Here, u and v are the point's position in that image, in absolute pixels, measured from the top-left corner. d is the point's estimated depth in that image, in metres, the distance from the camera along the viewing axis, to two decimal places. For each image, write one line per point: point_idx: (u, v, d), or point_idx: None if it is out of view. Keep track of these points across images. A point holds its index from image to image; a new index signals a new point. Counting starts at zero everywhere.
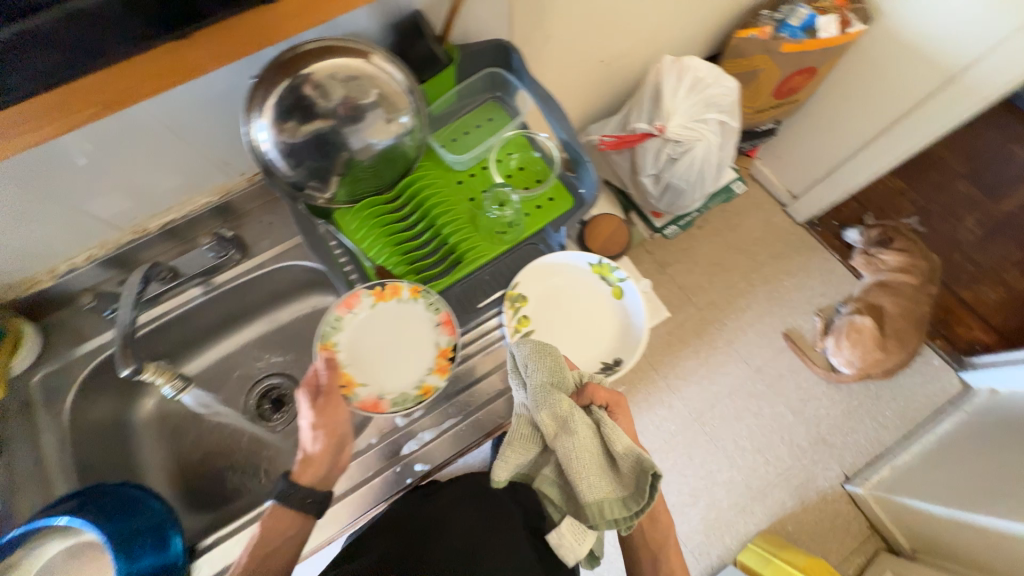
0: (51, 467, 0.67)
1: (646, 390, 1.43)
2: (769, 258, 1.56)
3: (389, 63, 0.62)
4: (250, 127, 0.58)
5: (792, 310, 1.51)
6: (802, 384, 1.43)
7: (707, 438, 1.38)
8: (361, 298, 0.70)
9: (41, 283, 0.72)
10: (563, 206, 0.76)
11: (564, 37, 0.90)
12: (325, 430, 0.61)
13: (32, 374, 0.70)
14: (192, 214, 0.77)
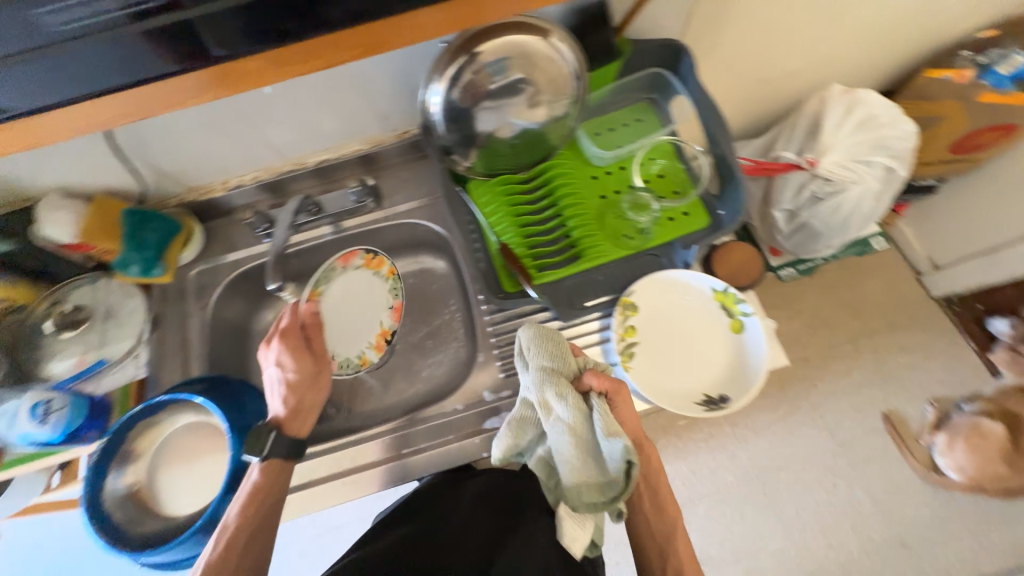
0: (193, 350, 0.77)
1: (708, 432, 1.27)
2: (888, 328, 1.33)
3: (566, 45, 0.60)
4: (427, 88, 0.61)
5: (900, 389, 1.28)
6: (892, 474, 1.21)
7: (764, 499, 1.20)
8: (356, 256, 0.86)
9: (215, 191, 0.82)
10: (697, 224, 0.72)
11: (731, 49, 0.86)
12: (316, 386, 0.69)
13: (191, 267, 0.81)
14: (345, 157, 0.84)
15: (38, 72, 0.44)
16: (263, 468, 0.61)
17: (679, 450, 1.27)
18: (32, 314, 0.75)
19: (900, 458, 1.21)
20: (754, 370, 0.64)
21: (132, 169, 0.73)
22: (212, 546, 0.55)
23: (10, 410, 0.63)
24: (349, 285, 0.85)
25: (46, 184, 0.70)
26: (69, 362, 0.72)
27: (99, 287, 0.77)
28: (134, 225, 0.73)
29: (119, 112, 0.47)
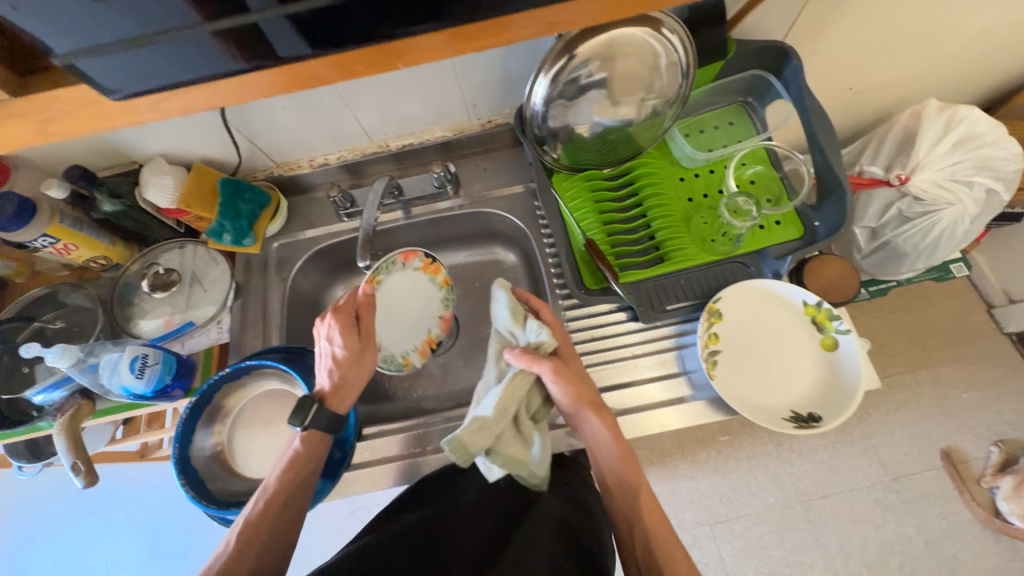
0: (270, 320, 0.80)
1: (751, 449, 1.22)
2: (952, 359, 1.25)
3: (678, 37, 0.56)
4: (533, 82, 0.58)
5: (963, 427, 1.20)
6: (949, 516, 1.14)
7: (806, 526, 1.15)
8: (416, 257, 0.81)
9: (301, 168, 0.84)
10: (789, 233, 0.70)
11: (837, 61, 0.81)
12: (361, 365, 0.65)
13: (273, 240, 0.84)
14: (427, 143, 0.84)
15: (153, 59, 0.33)
16: (304, 437, 0.61)
17: (717, 463, 1.22)
18: (127, 274, 0.78)
19: (956, 498, 1.14)
20: (848, 389, 0.62)
21: (232, 141, 0.75)
22: (253, 503, 0.57)
23: (112, 359, 0.64)
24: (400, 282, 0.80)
25: (152, 150, 0.73)
26: (158, 322, 0.75)
27: (187, 252, 0.80)
28: (229, 196, 0.76)
29: (212, 106, 0.38)
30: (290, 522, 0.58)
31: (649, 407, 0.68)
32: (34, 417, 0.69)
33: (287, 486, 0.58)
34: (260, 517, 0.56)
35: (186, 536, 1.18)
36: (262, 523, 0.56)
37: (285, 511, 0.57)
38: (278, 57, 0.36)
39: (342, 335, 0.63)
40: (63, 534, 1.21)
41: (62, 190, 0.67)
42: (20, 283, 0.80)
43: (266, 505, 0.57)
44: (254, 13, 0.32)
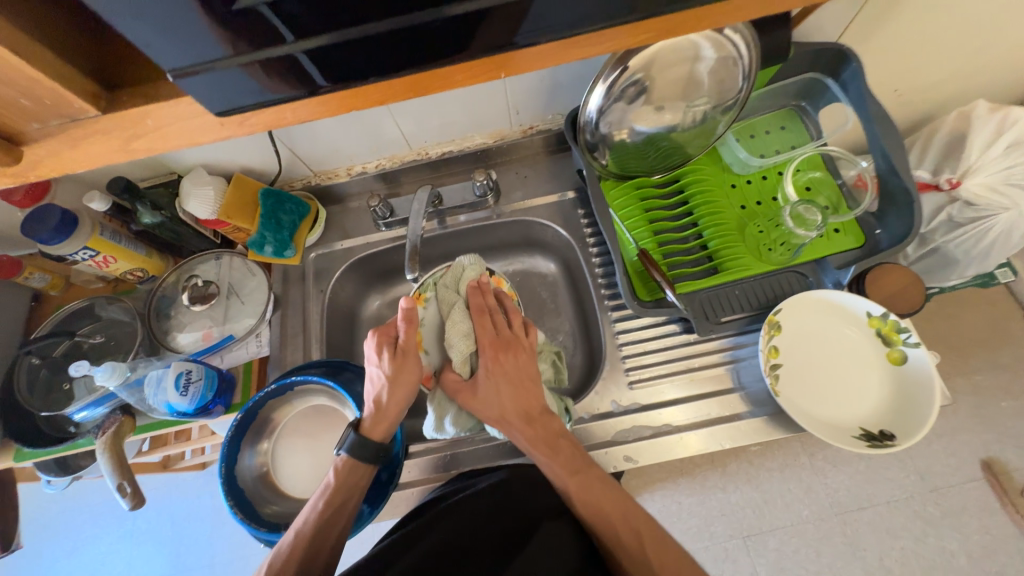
0: (311, 334, 0.78)
1: (783, 458, 1.05)
2: (985, 366, 1.08)
3: (740, 41, 0.53)
4: (589, 92, 0.57)
5: (1003, 436, 1.02)
6: (992, 534, 0.96)
7: (843, 540, 0.99)
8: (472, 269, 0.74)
9: (338, 177, 0.83)
10: (849, 242, 0.68)
11: (894, 70, 0.78)
12: (400, 387, 0.59)
13: (310, 251, 0.83)
14: (467, 150, 0.82)
15: (221, 83, 0.31)
16: (346, 462, 0.58)
17: (750, 473, 1.06)
18: (164, 285, 0.76)
19: (1000, 512, 0.97)
20: (922, 403, 0.59)
21: (274, 151, 0.73)
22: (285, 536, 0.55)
23: (156, 376, 0.63)
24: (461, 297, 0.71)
25: (192, 161, 0.72)
26: (196, 335, 0.73)
27: (224, 263, 0.78)
28: (270, 208, 0.74)
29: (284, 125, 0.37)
30: (326, 558, 0.55)
31: (689, 428, 0.65)
32: (73, 434, 0.68)
33: (317, 525, 0.55)
34: (289, 558, 0.53)
35: (207, 551, 1.14)
36: (293, 563, 0.53)
37: (319, 547, 0.54)
38: (319, 87, 0.34)
39: (383, 353, 0.60)
40: (85, 543, 1.19)
41: (103, 203, 0.66)
42: (54, 296, 0.79)
43: (297, 542, 0.54)
44: (289, 45, 0.30)
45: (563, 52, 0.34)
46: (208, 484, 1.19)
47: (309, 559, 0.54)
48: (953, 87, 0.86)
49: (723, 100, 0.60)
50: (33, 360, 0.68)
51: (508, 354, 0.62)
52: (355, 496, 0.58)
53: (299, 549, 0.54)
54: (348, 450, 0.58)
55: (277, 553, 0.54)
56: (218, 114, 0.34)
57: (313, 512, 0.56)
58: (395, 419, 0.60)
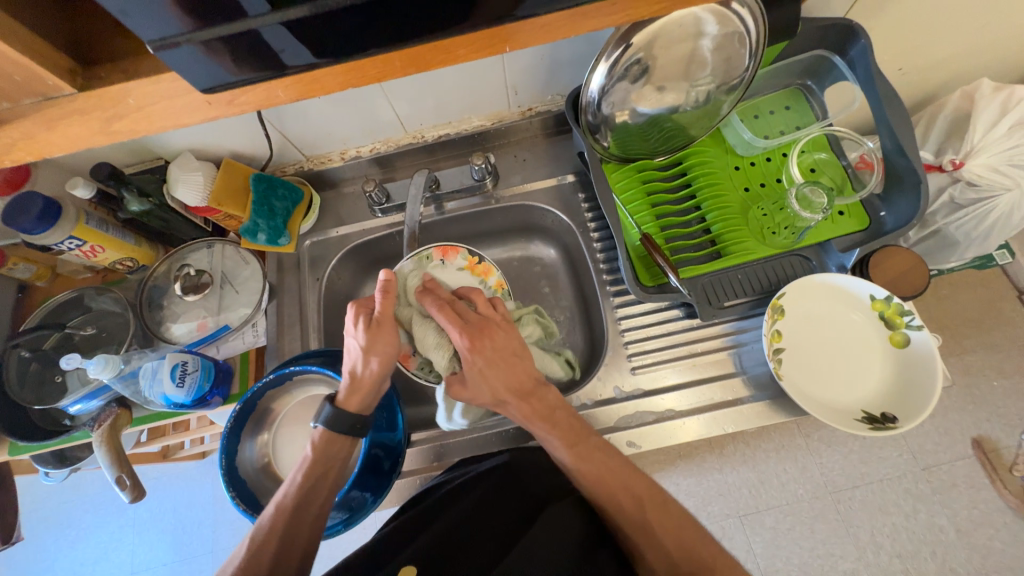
0: (309, 324, 0.77)
1: (779, 439, 1.06)
2: (978, 346, 1.08)
3: (750, 17, 0.51)
4: (591, 72, 0.54)
5: (992, 414, 1.03)
6: (980, 507, 0.98)
7: (836, 517, 1.01)
8: (459, 255, 0.75)
9: (331, 161, 0.81)
10: (854, 224, 0.67)
11: (903, 48, 0.76)
12: (378, 359, 0.57)
13: (305, 238, 0.81)
14: (465, 133, 0.80)
15: (199, 57, 0.30)
16: (323, 435, 0.56)
17: (746, 454, 1.06)
18: (155, 276, 0.74)
19: (987, 487, 0.99)
20: (924, 385, 0.59)
21: (264, 135, 0.71)
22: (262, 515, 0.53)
23: (152, 368, 0.62)
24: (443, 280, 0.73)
25: (179, 146, 0.69)
26: (190, 326, 0.71)
27: (216, 252, 0.76)
28: (263, 194, 0.72)
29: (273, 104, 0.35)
30: (309, 532, 0.53)
31: (689, 414, 0.66)
32: (69, 427, 0.67)
33: (298, 499, 0.53)
34: (270, 532, 0.51)
35: (210, 539, 1.15)
36: (273, 538, 0.51)
37: (301, 521, 0.53)
38: (285, 67, 0.32)
39: (359, 325, 0.57)
40: (87, 534, 1.19)
41: (88, 190, 0.64)
42: (41, 287, 0.77)
43: (277, 516, 0.52)
44: (253, 19, 0.28)
45: (564, 27, 0.33)
46: (208, 473, 1.19)
47: (291, 533, 0.51)
48: (960, 67, 0.84)
49: (728, 79, 0.59)
50: (22, 353, 0.66)
51: (484, 336, 0.57)
52: (337, 472, 0.57)
53: (279, 524, 0.52)
54: (325, 422, 0.56)
55: (257, 529, 0.52)
56: (204, 92, 0.32)
57: (293, 486, 0.54)
58: (372, 393, 0.58)
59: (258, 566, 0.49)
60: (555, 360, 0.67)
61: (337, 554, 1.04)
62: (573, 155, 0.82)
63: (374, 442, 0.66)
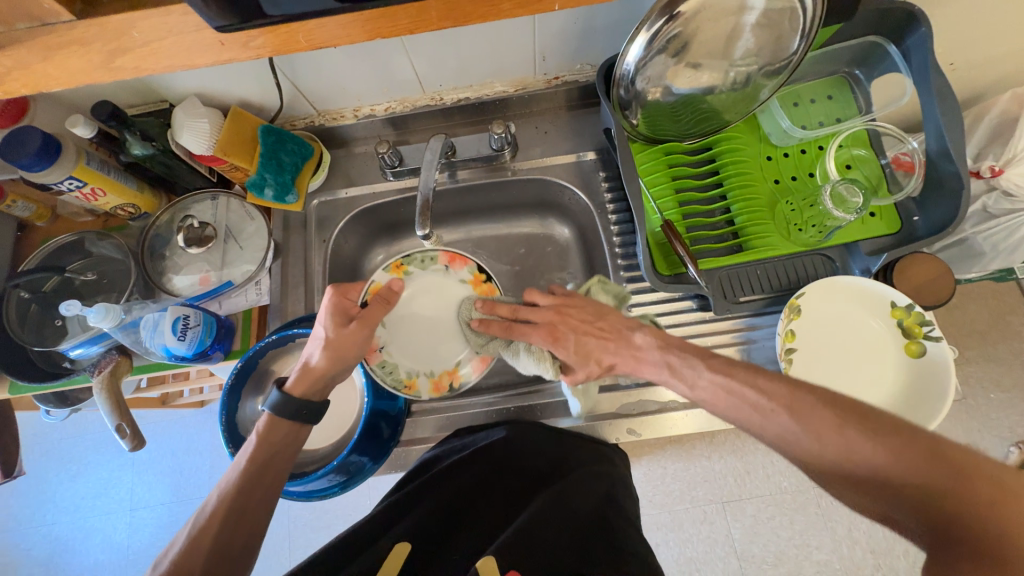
0: (313, 286, 0.75)
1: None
2: (981, 359, 1.05)
3: None
4: (629, 45, 0.49)
5: (985, 425, 1.01)
6: None
7: (817, 512, 1.00)
8: (465, 267, 0.70)
9: (344, 119, 0.77)
10: (886, 227, 0.64)
11: (962, 42, 0.71)
12: (330, 356, 0.57)
13: (313, 197, 0.78)
14: (486, 98, 0.76)
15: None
16: (268, 420, 0.54)
17: (736, 444, 1.04)
18: (157, 224, 0.72)
19: None
20: (936, 396, 0.58)
21: (275, 84, 0.67)
22: (193, 520, 0.49)
23: (153, 320, 0.61)
24: (438, 286, 0.71)
25: (185, 89, 0.66)
26: (193, 279, 0.70)
27: (221, 205, 0.73)
28: (271, 147, 0.69)
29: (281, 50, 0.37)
30: (253, 518, 0.50)
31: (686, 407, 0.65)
32: (70, 370, 0.66)
33: (242, 482, 0.51)
34: (213, 516, 0.49)
35: (206, 483, 1.17)
36: (215, 522, 0.48)
37: (247, 501, 0.50)
38: (269, 16, 0.34)
39: (331, 315, 0.58)
40: (86, 469, 1.22)
41: (89, 129, 0.61)
42: (40, 227, 0.75)
43: (221, 500, 0.50)
44: None
45: None
46: (206, 422, 1.21)
47: (232, 517, 0.49)
48: (1016, 67, 0.78)
49: (774, 61, 0.55)
50: (22, 294, 0.65)
51: (559, 316, 0.60)
52: (287, 454, 0.54)
53: (223, 507, 0.49)
54: (273, 408, 0.54)
55: (202, 512, 0.50)
56: (218, 29, 0.34)
57: (237, 468, 0.52)
58: (320, 386, 0.57)
59: (198, 550, 0.47)
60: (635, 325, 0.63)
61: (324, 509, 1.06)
62: (597, 131, 0.78)
63: (374, 411, 0.66)
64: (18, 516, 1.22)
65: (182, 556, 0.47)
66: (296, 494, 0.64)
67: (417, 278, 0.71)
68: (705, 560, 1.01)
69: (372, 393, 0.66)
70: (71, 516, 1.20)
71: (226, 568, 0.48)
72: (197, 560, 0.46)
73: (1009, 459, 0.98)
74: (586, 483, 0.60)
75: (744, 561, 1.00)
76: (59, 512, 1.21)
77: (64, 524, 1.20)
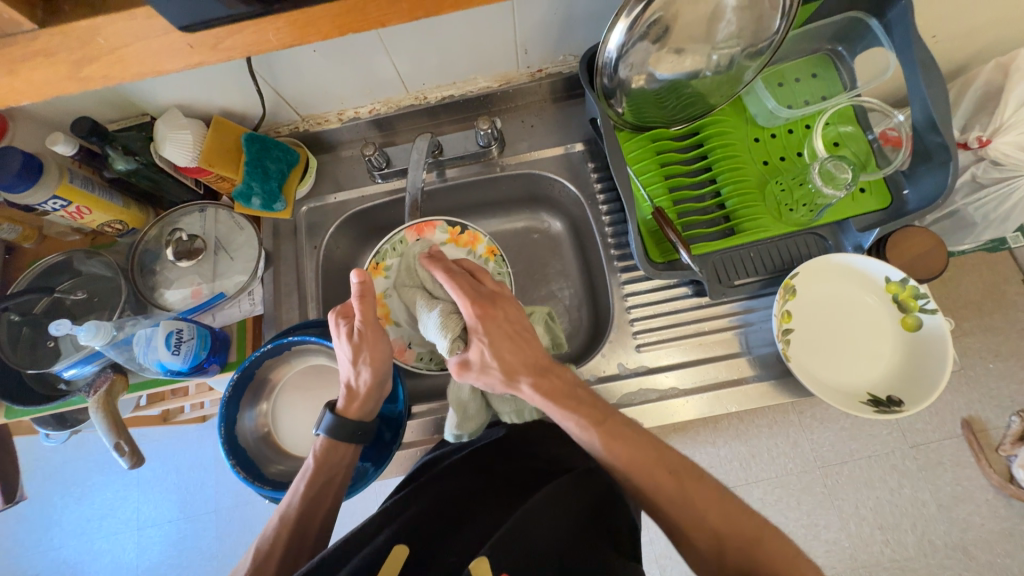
0: (307, 293, 0.75)
1: (772, 415, 1.04)
2: (978, 330, 1.05)
3: None
4: (611, 31, 0.49)
5: (983, 395, 1.02)
6: (962, 486, 0.98)
7: (823, 492, 1.00)
8: (436, 230, 0.73)
9: (328, 123, 0.76)
10: (874, 204, 0.64)
11: (944, 14, 0.70)
12: (372, 370, 0.58)
13: (302, 203, 0.78)
14: (470, 95, 0.75)
15: None
16: (326, 444, 0.58)
17: (739, 428, 1.04)
18: (146, 239, 0.71)
19: (970, 465, 0.98)
20: (933, 369, 0.58)
21: (256, 90, 0.66)
22: (261, 536, 0.54)
23: (146, 334, 0.60)
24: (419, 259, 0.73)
25: (165, 101, 0.65)
26: (185, 293, 0.69)
27: (209, 216, 0.72)
28: (256, 155, 0.68)
29: (273, 45, 0.37)
30: (312, 539, 0.55)
31: (685, 393, 0.65)
32: (66, 391, 0.66)
33: (304, 507, 0.55)
34: (276, 541, 0.53)
35: (212, 498, 1.17)
36: (280, 546, 0.53)
37: (310, 526, 0.55)
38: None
39: (344, 330, 0.57)
40: (91, 492, 1.21)
41: (69, 147, 0.60)
42: (28, 249, 0.74)
43: (282, 525, 0.54)
44: None
45: None
46: (208, 437, 1.20)
47: (294, 541, 0.54)
48: (998, 35, 0.78)
49: (756, 41, 0.55)
50: (11, 316, 0.64)
51: (496, 307, 0.58)
52: (344, 479, 0.58)
53: (285, 532, 0.54)
54: (328, 432, 0.58)
55: (263, 535, 0.54)
56: (182, 30, 0.34)
57: (298, 494, 0.55)
58: (374, 400, 0.60)
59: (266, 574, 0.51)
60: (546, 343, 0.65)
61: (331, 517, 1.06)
62: (583, 122, 0.77)
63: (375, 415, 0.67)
64: (25, 542, 1.21)
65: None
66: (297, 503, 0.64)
67: (397, 266, 0.73)
68: None
69: None
70: (78, 539, 1.19)
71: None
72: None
73: (1011, 428, 0.98)
74: (585, 481, 0.58)
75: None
76: (66, 536, 1.20)
77: (72, 548, 1.19)
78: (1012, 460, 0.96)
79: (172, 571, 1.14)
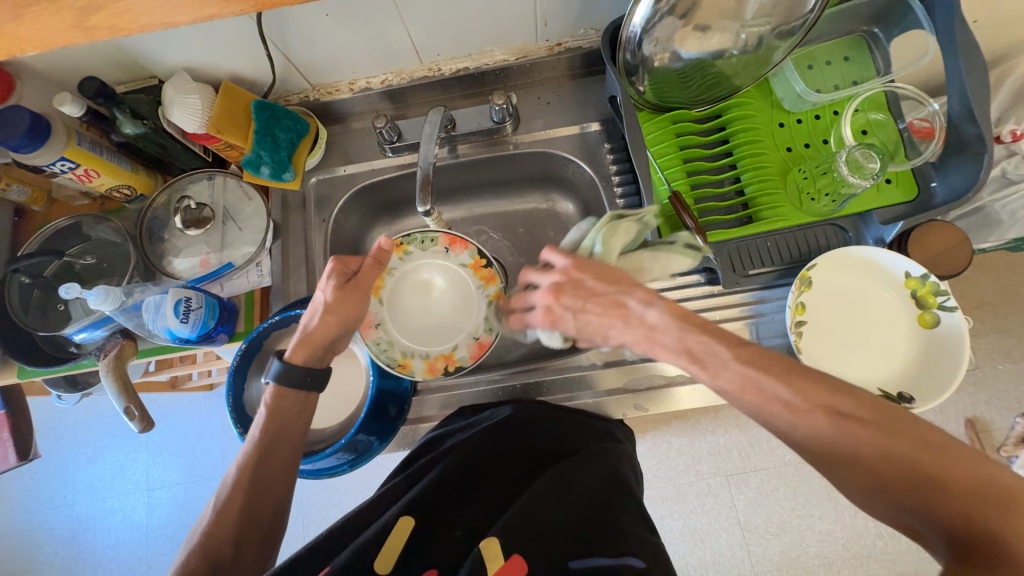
0: (315, 266, 0.74)
1: None
2: (992, 330, 1.03)
3: None
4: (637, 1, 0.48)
5: (991, 396, 1.01)
6: None
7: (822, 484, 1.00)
8: (466, 250, 0.70)
9: (339, 93, 0.74)
10: (900, 197, 0.62)
11: None
12: (337, 317, 0.58)
13: (312, 174, 0.77)
14: (486, 67, 0.73)
15: None
16: (274, 392, 0.57)
17: (740, 418, 1.04)
18: (153, 206, 0.70)
19: None
20: (947, 368, 0.57)
21: (265, 56, 0.64)
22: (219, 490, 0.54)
23: (154, 303, 0.61)
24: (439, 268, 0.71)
25: (174, 64, 0.63)
26: (193, 262, 0.69)
27: (217, 184, 0.71)
28: (265, 123, 0.67)
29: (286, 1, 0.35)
30: (279, 482, 0.55)
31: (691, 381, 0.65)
32: (76, 355, 0.66)
33: (258, 454, 0.55)
34: (235, 488, 0.53)
35: (219, 464, 1.20)
36: (241, 487, 0.53)
37: (267, 473, 0.55)
38: None
39: (330, 281, 0.58)
40: (102, 453, 1.25)
41: (77, 107, 0.59)
42: (38, 212, 0.74)
43: (242, 471, 0.54)
44: None
45: None
46: (215, 406, 1.22)
47: (256, 496, 0.53)
48: None
49: (788, 19, 0.52)
50: (22, 279, 0.64)
51: (564, 290, 0.53)
52: (297, 423, 0.58)
53: (242, 479, 0.54)
54: (274, 378, 0.57)
55: (224, 486, 0.54)
56: None
57: (253, 441, 0.55)
58: (321, 349, 0.59)
59: (227, 522, 0.52)
60: (673, 251, 0.59)
61: (334, 487, 1.08)
62: (602, 100, 0.75)
63: (381, 390, 0.68)
64: (40, 497, 1.25)
65: (215, 523, 0.52)
66: (308, 471, 0.68)
67: (417, 258, 0.70)
68: (708, 531, 1.02)
69: (379, 372, 0.68)
70: (90, 496, 1.23)
71: (257, 531, 0.53)
72: (231, 525, 0.52)
73: (1015, 430, 0.98)
74: (587, 461, 0.59)
75: (748, 531, 1.01)
76: (79, 494, 1.24)
77: (85, 505, 1.23)
78: (1014, 461, 0.96)
79: (181, 530, 1.18)
